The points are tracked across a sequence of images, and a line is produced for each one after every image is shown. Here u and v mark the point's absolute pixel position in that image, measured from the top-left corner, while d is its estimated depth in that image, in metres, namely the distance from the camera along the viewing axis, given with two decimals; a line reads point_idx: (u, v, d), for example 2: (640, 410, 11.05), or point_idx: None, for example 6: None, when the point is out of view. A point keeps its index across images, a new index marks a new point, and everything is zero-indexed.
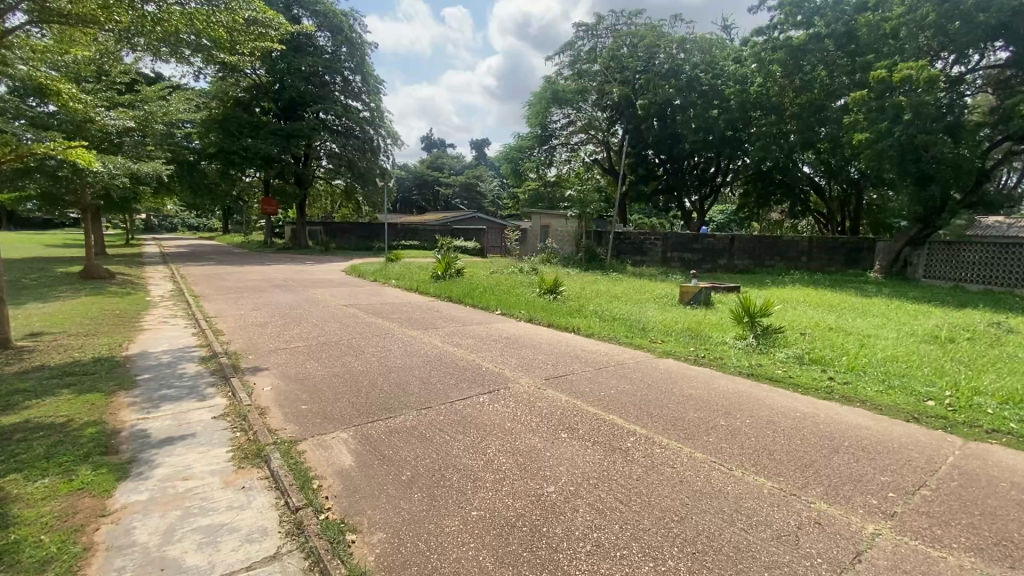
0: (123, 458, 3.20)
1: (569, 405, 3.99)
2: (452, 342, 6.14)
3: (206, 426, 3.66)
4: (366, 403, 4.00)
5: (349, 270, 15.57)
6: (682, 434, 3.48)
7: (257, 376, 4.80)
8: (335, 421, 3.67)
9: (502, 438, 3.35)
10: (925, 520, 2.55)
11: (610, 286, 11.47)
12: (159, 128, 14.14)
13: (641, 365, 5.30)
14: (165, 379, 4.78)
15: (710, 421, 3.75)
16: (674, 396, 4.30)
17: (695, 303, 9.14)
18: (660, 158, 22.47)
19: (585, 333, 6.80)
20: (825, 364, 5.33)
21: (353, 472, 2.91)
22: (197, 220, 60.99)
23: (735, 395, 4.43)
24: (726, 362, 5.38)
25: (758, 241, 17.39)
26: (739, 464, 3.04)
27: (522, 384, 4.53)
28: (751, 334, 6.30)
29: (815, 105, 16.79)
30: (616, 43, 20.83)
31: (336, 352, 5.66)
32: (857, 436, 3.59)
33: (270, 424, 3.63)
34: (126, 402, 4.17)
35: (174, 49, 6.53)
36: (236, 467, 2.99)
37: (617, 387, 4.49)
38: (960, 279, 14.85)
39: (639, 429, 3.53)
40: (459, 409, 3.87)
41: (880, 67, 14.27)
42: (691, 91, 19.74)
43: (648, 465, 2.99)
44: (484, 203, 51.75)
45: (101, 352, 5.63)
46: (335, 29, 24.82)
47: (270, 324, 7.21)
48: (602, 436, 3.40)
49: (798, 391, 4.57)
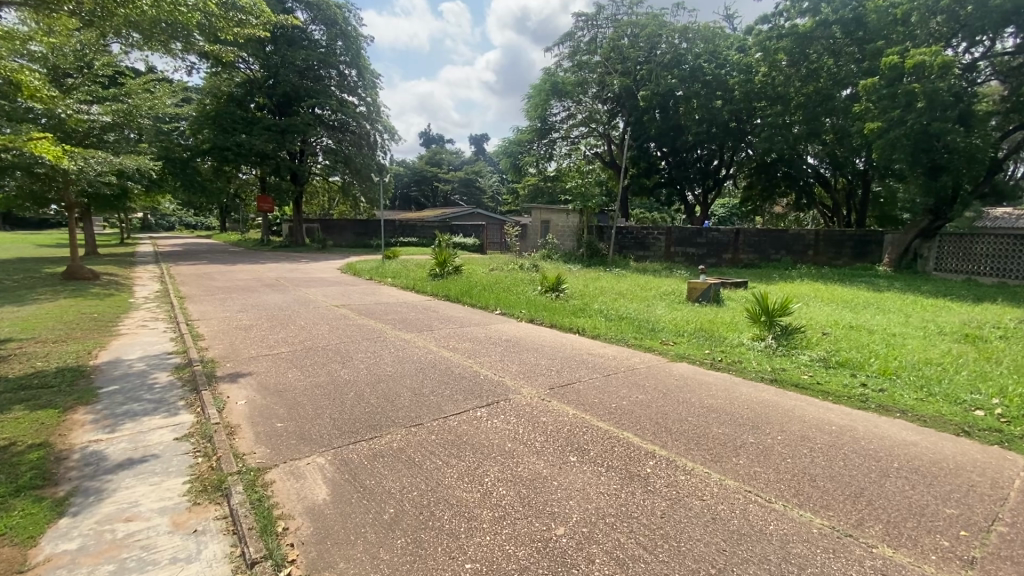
0: (63, 491, 2.75)
1: (578, 419, 3.56)
2: (448, 346, 5.71)
3: (166, 449, 3.22)
4: (348, 420, 3.57)
5: (345, 270, 14.69)
6: (708, 454, 3.06)
7: (233, 387, 4.35)
8: (311, 442, 3.24)
9: (503, 463, 2.93)
10: (1011, 568, 2.11)
11: (615, 283, 10.95)
12: (146, 122, 13.58)
13: (653, 371, 4.85)
14: (132, 392, 4.32)
15: (736, 439, 3.30)
16: (692, 408, 3.86)
17: (703, 301, 8.71)
18: (662, 151, 21.83)
19: (590, 335, 6.36)
20: (854, 367, 4.89)
21: (328, 510, 2.48)
22: (195, 219, 60.55)
23: (759, 405, 3.99)
24: (745, 366, 4.94)
25: (764, 235, 16.91)
26: (778, 495, 2.60)
27: (524, 395, 4.09)
28: (770, 335, 5.86)
29: (822, 94, 16.33)
30: (617, 33, 19.96)
31: (322, 358, 5.22)
32: (906, 456, 3.14)
33: (237, 447, 3.19)
34: (82, 419, 3.72)
35: (149, 35, 6.12)
36: (190, 505, 2.56)
37: (630, 398, 4.05)
38: (973, 272, 14.19)
39: (659, 450, 3.10)
40: (453, 426, 3.44)
41: (891, 53, 13.72)
42: (694, 81, 19.06)
43: (672, 497, 2.56)
44: (484, 198, 51.11)
45: (67, 361, 5.18)
46: (329, 21, 24.24)
47: (255, 328, 6.78)
48: (618, 460, 2.95)
49: (828, 400, 4.14)
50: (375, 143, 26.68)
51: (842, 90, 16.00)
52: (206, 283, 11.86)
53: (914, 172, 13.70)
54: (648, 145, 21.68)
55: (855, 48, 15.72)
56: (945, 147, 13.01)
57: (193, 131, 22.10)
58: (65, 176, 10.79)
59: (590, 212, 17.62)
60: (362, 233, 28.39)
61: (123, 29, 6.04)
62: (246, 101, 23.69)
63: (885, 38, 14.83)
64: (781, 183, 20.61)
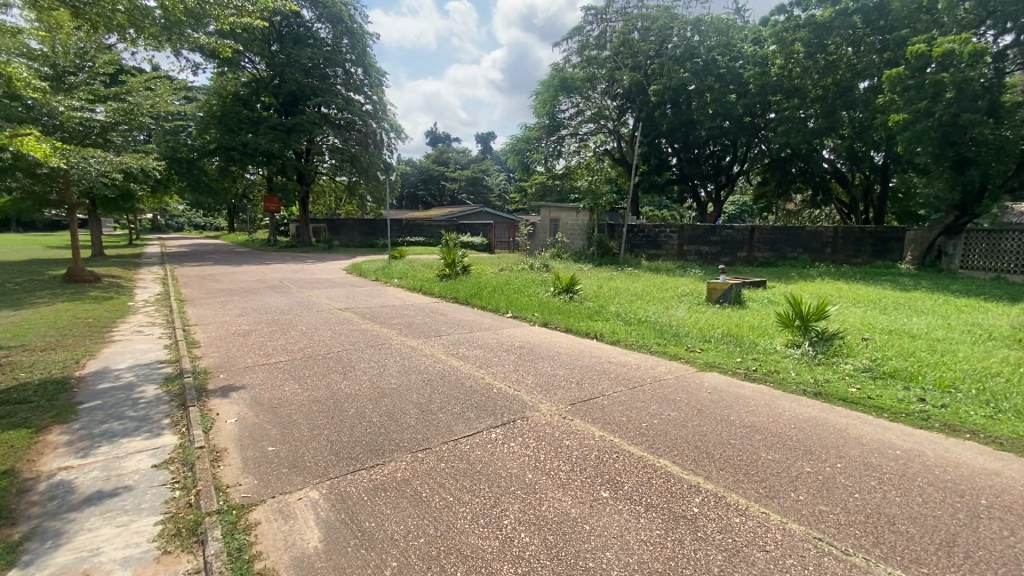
0: (19, 532, 2.36)
1: (606, 443, 3.14)
2: (458, 354, 5.30)
3: (143, 479, 2.83)
4: (347, 444, 3.18)
5: (350, 270, 14.38)
6: (762, 489, 2.64)
7: (223, 403, 3.97)
8: (305, 471, 2.86)
9: (525, 499, 2.53)
10: None
11: (629, 284, 10.52)
12: (149, 122, 13.14)
13: (683, 383, 4.40)
14: (114, 408, 3.95)
15: (791, 468, 2.88)
16: (732, 428, 3.44)
17: (724, 302, 8.24)
18: (675, 148, 21.03)
19: (610, 340, 5.93)
20: (905, 379, 4.43)
21: (320, 565, 2.09)
22: (204, 219, 60.78)
23: (808, 424, 3.55)
24: (784, 377, 4.49)
25: (782, 232, 16.32)
26: (858, 547, 2.17)
27: (544, 412, 3.67)
28: (806, 342, 5.39)
29: (841, 86, 15.60)
30: (627, 26, 19.41)
31: (322, 368, 4.85)
32: (992, 489, 2.71)
33: (221, 477, 2.80)
34: (56, 442, 3.35)
35: (140, 24, 5.77)
36: (158, 554, 2.18)
37: (663, 415, 3.62)
38: (1002, 269, 13.57)
39: (703, 482, 2.69)
40: (465, 452, 3.04)
41: (918, 41, 13.16)
42: (708, 75, 18.51)
43: (730, 549, 2.14)
44: (490, 197, 50.87)
45: (53, 370, 4.81)
46: (335, 19, 23.96)
47: (254, 333, 6.45)
48: (657, 497, 2.54)
49: (884, 418, 3.71)
50: (381, 142, 26.35)
51: (862, 82, 15.42)
52: (209, 284, 11.59)
53: (940, 166, 13.11)
54: (659, 141, 20.84)
55: (876, 38, 15.13)
56: (973, 140, 12.38)
57: (200, 131, 21.79)
58: (67, 177, 10.59)
59: (601, 209, 17.05)
60: (369, 233, 28.10)
61: (115, 20, 5.69)
62: (252, 100, 23.36)
63: (909, 26, 14.31)
64: (797, 179, 19.90)
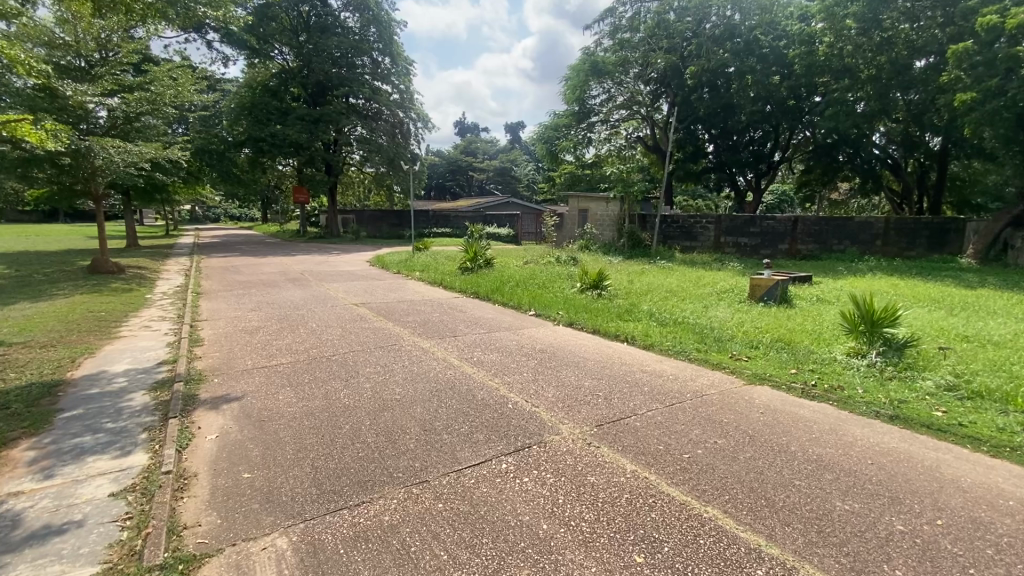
0: None
1: (641, 481, 2.59)
2: (471, 360, 4.78)
3: (94, 511, 2.44)
4: (331, 474, 2.71)
5: (373, 262, 14.12)
6: (846, 558, 2.04)
7: (207, 416, 3.57)
8: (278, 509, 2.40)
9: (538, 563, 2.01)
10: None
11: (663, 279, 9.82)
12: (174, 111, 12.95)
13: (729, 400, 3.78)
14: (93, 419, 3.60)
15: (878, 526, 2.26)
16: (795, 463, 2.82)
17: (768, 301, 7.49)
18: (711, 134, 19.72)
19: (642, 345, 5.32)
20: (1000, 401, 3.69)
21: None
22: (239, 211, 62.14)
23: (889, 460, 2.90)
24: (850, 396, 3.80)
25: (828, 223, 15.19)
26: None
27: (564, 436, 3.13)
28: (872, 350, 4.66)
29: (898, 65, 14.23)
30: (663, 6, 18.43)
31: (323, 374, 4.42)
32: None
33: (179, 515, 2.38)
34: (19, 459, 3.00)
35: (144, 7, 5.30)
36: None
37: (709, 443, 3.04)
38: None
39: (766, 546, 2.10)
40: (468, 489, 2.54)
41: (989, 12, 11.82)
42: (749, 55, 17.29)
43: None
44: (519, 187, 50.27)
45: (44, 371, 4.52)
46: (361, 7, 23.64)
47: (262, 331, 6.11)
48: (707, 566, 1.98)
49: (986, 453, 3.00)
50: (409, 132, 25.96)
51: (920, 60, 14.11)
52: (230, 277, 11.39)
53: (1009, 151, 11.80)
54: (695, 126, 19.71)
55: (939, 12, 13.85)
56: None
57: (230, 122, 21.74)
58: (90, 168, 10.51)
59: (633, 199, 16.26)
60: (396, 224, 27.91)
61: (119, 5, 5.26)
62: (281, 92, 23.31)
63: None
64: (844, 167, 18.46)
